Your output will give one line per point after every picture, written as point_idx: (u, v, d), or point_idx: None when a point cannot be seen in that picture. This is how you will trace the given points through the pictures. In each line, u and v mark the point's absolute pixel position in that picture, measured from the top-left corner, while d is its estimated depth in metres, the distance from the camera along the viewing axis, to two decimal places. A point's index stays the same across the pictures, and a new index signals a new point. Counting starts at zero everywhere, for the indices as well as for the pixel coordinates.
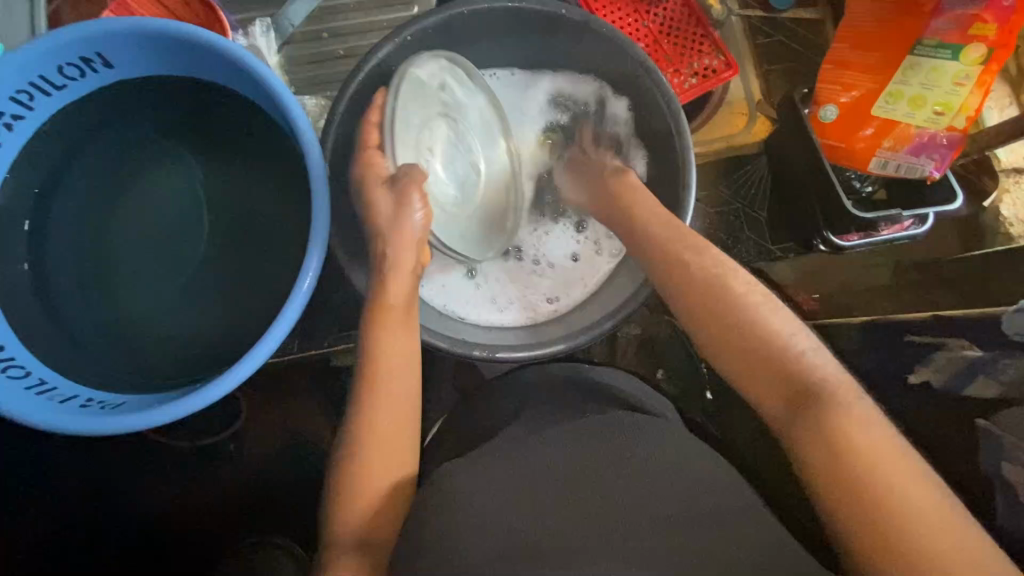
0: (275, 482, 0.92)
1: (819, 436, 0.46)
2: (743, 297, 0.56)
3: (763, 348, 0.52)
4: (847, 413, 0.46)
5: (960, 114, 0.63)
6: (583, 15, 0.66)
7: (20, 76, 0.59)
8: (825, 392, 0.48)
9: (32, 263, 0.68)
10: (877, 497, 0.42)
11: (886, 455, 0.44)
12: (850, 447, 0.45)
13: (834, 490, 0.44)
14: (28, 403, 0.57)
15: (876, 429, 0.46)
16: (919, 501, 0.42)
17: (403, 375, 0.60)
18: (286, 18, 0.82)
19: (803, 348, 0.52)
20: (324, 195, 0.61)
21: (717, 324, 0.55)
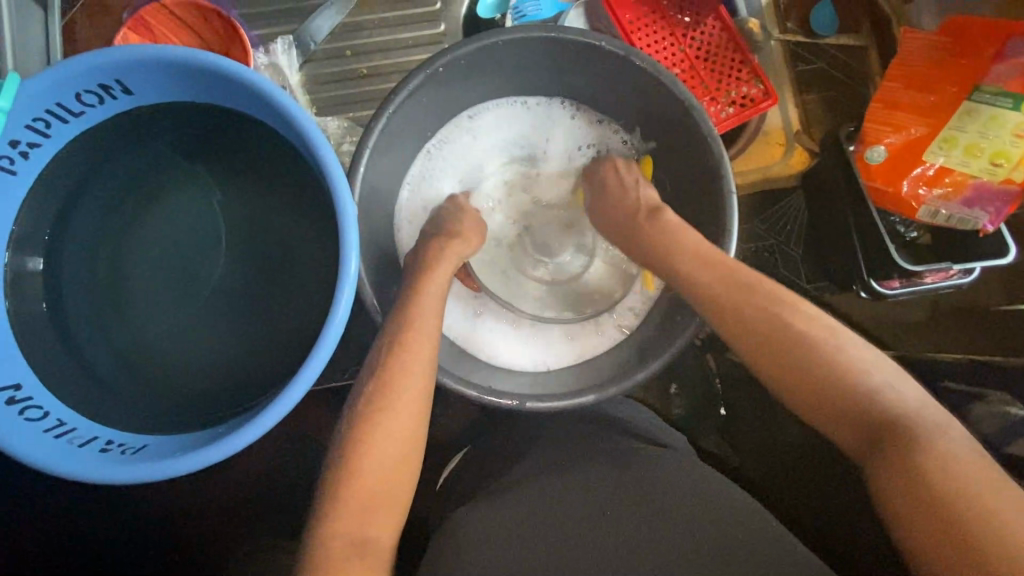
0: (280, 509, 0.89)
1: (902, 473, 0.47)
2: (817, 340, 0.55)
3: (834, 384, 0.53)
4: (941, 445, 0.47)
5: (1018, 167, 0.62)
6: (625, 48, 0.63)
7: (35, 107, 0.56)
8: (905, 428, 0.49)
9: (49, 301, 0.65)
10: (963, 533, 0.43)
11: (977, 481, 0.44)
12: (936, 481, 0.45)
13: (924, 526, 0.45)
14: (49, 450, 0.55)
15: (965, 460, 0.46)
16: (1021, 535, 0.41)
17: (419, 396, 0.60)
18: (309, 34, 0.79)
19: (878, 380, 0.53)
20: (351, 236, 0.58)
21: (779, 362, 0.56)
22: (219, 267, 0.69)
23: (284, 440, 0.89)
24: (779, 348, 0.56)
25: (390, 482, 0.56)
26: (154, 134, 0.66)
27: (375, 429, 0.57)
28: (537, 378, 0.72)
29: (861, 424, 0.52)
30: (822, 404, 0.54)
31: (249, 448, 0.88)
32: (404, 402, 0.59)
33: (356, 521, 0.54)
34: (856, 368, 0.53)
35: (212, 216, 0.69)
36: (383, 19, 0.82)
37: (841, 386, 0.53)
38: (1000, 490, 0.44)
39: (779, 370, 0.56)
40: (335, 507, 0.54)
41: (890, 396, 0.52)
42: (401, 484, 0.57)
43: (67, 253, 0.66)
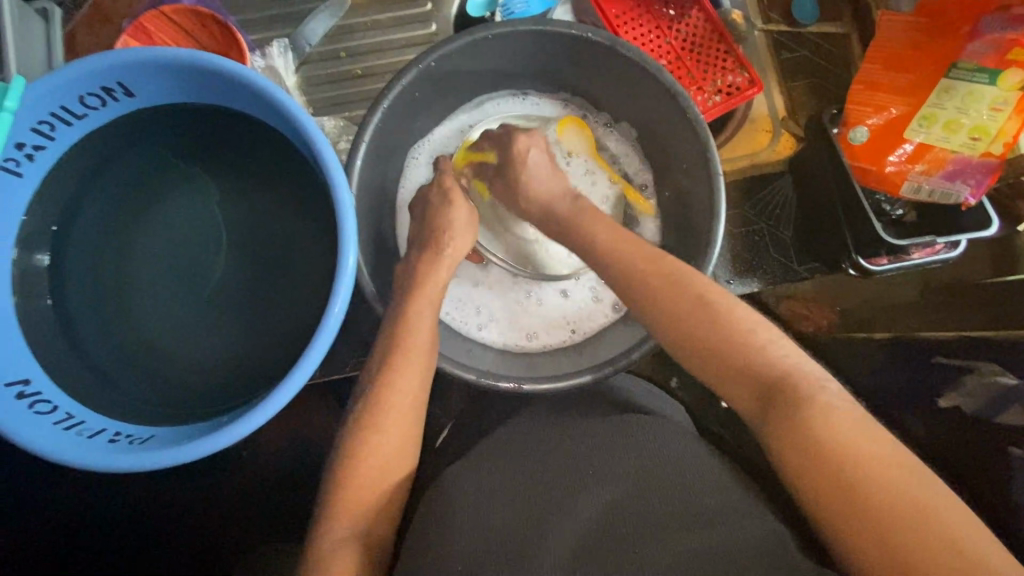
0: (284, 504, 0.90)
1: (793, 438, 0.48)
2: (717, 303, 0.56)
3: (734, 349, 0.53)
4: (816, 407, 0.48)
5: (997, 140, 0.63)
6: (610, 38, 0.65)
7: (39, 108, 0.57)
8: (794, 387, 0.50)
9: (55, 298, 0.66)
10: (860, 490, 0.44)
11: (865, 442, 0.45)
12: (827, 442, 0.46)
13: (819, 482, 0.46)
14: (57, 441, 0.56)
15: (850, 418, 0.47)
16: (898, 493, 0.42)
17: (417, 381, 0.63)
18: (304, 38, 0.82)
19: (765, 341, 0.53)
20: (349, 225, 0.60)
21: (691, 339, 0.56)
22: (219, 263, 0.71)
23: (284, 434, 0.90)
24: (686, 319, 0.56)
25: (392, 465, 0.60)
26: (155, 135, 0.68)
27: (367, 441, 0.59)
28: (532, 362, 0.74)
29: (749, 373, 0.52)
30: (724, 376, 0.54)
31: (253, 446, 0.89)
32: (405, 389, 0.62)
33: (350, 520, 0.56)
34: (743, 330, 0.54)
35: (212, 213, 0.71)
36: (375, 21, 0.84)
37: (754, 356, 0.52)
38: (872, 443, 0.45)
39: (686, 341, 0.56)
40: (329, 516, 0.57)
41: (773, 355, 0.52)
42: (403, 465, 0.61)
43: (71, 252, 0.67)
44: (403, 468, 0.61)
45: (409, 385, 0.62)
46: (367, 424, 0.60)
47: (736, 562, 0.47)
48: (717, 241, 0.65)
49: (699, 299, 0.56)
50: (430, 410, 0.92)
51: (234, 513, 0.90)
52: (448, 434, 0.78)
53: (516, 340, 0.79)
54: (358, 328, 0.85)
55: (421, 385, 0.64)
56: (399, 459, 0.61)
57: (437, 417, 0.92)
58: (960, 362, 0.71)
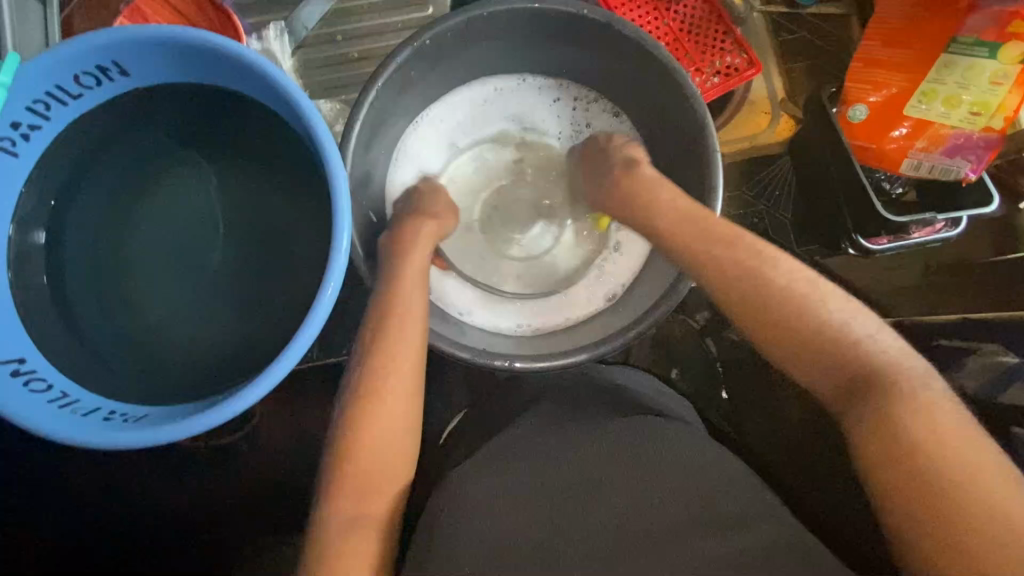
0: (292, 482, 0.92)
1: (882, 427, 0.47)
2: (807, 297, 0.55)
3: (826, 336, 0.52)
4: (918, 406, 0.47)
5: (998, 114, 0.64)
6: (606, 15, 0.65)
7: (34, 87, 0.57)
8: (891, 383, 0.49)
9: (50, 277, 0.66)
10: (951, 504, 0.42)
11: (956, 448, 0.44)
12: (918, 449, 0.45)
13: (905, 489, 0.44)
14: (50, 418, 0.56)
15: (941, 418, 0.46)
16: (994, 510, 0.41)
17: (416, 349, 0.62)
18: (300, 20, 0.81)
19: (865, 337, 0.52)
20: (347, 202, 0.59)
21: (769, 320, 0.55)
22: (217, 244, 0.71)
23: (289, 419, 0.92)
24: (769, 304, 0.55)
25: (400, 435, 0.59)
26: (154, 118, 0.68)
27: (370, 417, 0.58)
28: (521, 342, 0.73)
29: (810, 340, 0.53)
30: (809, 357, 0.53)
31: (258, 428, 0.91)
32: (402, 362, 0.61)
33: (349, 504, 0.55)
34: (833, 320, 0.53)
35: (210, 196, 0.71)
36: (373, 3, 0.84)
37: (828, 327, 0.53)
38: (965, 447, 0.44)
39: (782, 325, 0.54)
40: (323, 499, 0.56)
41: (874, 349, 0.51)
42: (406, 443, 0.59)
43: (67, 234, 0.67)
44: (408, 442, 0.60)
45: (406, 355, 0.62)
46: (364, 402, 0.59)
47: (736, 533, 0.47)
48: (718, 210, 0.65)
49: (788, 294, 0.55)
50: (431, 397, 0.91)
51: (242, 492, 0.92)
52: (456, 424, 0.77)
53: (511, 324, 0.78)
54: None
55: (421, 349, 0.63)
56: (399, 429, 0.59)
57: (439, 403, 0.91)
58: (961, 344, 0.71)
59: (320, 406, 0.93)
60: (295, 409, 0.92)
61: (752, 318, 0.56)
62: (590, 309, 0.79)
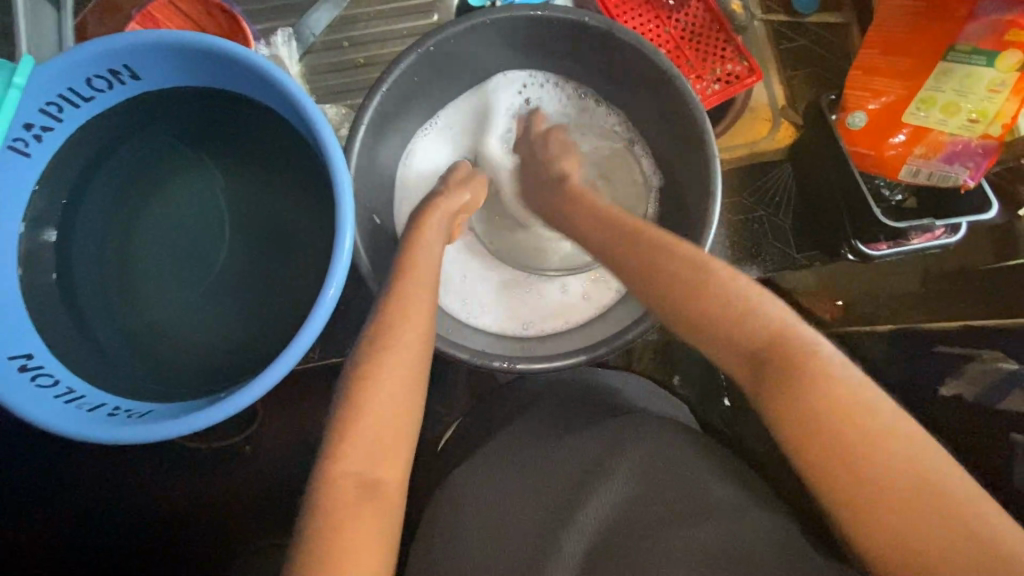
0: (294, 482, 0.93)
1: (790, 410, 0.48)
2: (710, 282, 0.56)
3: (733, 322, 0.53)
4: (817, 383, 0.48)
5: (996, 122, 0.63)
6: (606, 22, 0.66)
7: (48, 90, 0.59)
8: (788, 359, 0.50)
9: (59, 275, 0.67)
10: (870, 486, 0.44)
11: (859, 422, 0.45)
12: (824, 426, 0.46)
13: (828, 472, 0.46)
14: (56, 413, 0.57)
15: (848, 394, 0.47)
16: (907, 482, 0.43)
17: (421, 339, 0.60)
18: (308, 27, 0.83)
19: (772, 316, 0.53)
20: (350, 203, 0.60)
21: (684, 314, 0.56)
22: (222, 244, 0.72)
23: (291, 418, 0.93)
24: (684, 299, 0.56)
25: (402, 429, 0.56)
26: (163, 121, 0.70)
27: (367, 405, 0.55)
28: (521, 345, 0.74)
29: (738, 339, 0.53)
30: (723, 348, 0.54)
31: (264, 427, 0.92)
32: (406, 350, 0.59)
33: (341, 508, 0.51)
34: (737, 304, 0.54)
35: (215, 198, 0.72)
36: (379, 11, 0.85)
37: (732, 315, 0.54)
38: (876, 419, 0.45)
39: (689, 320, 0.56)
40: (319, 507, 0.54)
41: (776, 328, 0.52)
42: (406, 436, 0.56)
43: (78, 232, 0.69)
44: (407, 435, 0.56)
45: (409, 342, 0.59)
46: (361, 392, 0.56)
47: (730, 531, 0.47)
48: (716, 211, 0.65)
49: (693, 284, 0.56)
50: (431, 400, 0.92)
51: (244, 490, 0.93)
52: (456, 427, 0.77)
53: (512, 326, 0.78)
54: (357, 316, 0.84)
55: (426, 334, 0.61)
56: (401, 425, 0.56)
57: (440, 405, 0.92)
58: (962, 351, 0.71)
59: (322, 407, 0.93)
60: (296, 411, 0.93)
61: (671, 317, 0.58)
62: (590, 311, 0.79)
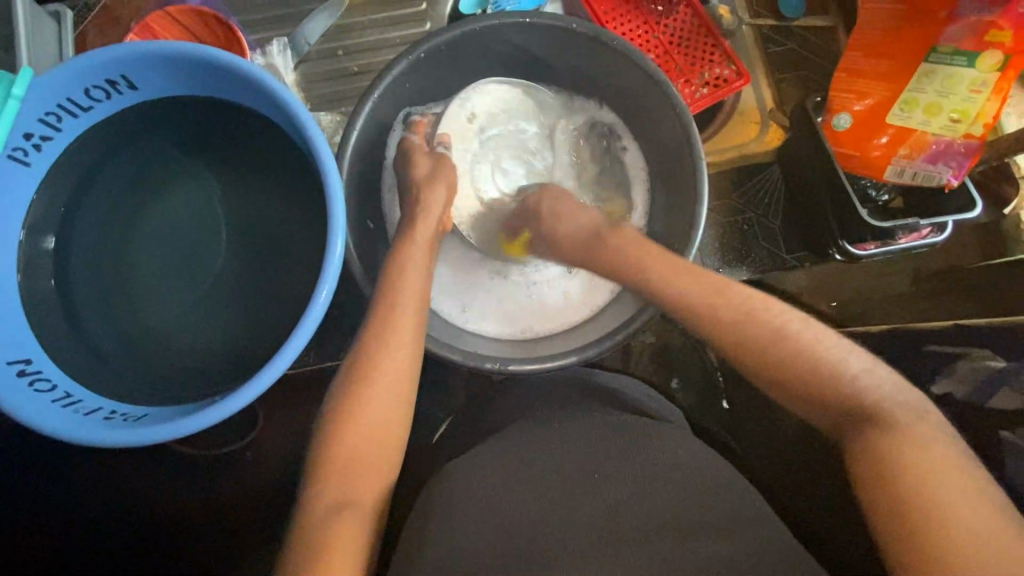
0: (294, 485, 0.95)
1: (867, 447, 0.48)
2: (799, 336, 0.55)
3: (822, 371, 0.53)
4: (900, 427, 0.47)
5: (977, 122, 0.65)
6: (593, 28, 0.67)
7: (46, 101, 0.60)
8: (880, 411, 0.49)
9: (58, 282, 0.68)
10: (925, 513, 0.42)
11: (936, 465, 0.44)
12: (899, 475, 0.45)
13: (893, 518, 0.44)
14: (53, 416, 0.58)
15: (929, 440, 0.46)
16: (965, 521, 0.41)
17: (411, 351, 0.61)
18: (302, 35, 0.84)
19: (857, 372, 0.52)
20: (342, 208, 0.61)
21: (767, 361, 0.55)
22: (219, 249, 0.73)
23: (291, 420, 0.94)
24: (766, 344, 0.55)
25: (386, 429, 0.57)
26: (160, 128, 0.71)
27: (358, 415, 0.56)
28: (512, 346, 0.74)
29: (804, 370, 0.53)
30: (800, 395, 0.54)
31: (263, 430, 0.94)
32: (394, 353, 0.60)
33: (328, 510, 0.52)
34: (825, 354, 0.54)
35: (212, 205, 0.73)
36: (372, 20, 0.87)
37: (814, 355, 0.54)
38: (948, 472, 0.44)
39: (766, 366, 0.55)
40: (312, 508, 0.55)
41: (866, 385, 0.51)
42: (394, 444, 0.57)
43: (76, 239, 0.70)
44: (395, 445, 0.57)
45: (402, 356, 0.60)
46: (355, 402, 0.57)
47: None
48: (704, 213, 0.66)
49: (778, 332, 0.55)
50: (427, 403, 0.93)
51: (245, 492, 0.95)
52: (449, 430, 0.78)
53: (503, 329, 0.79)
54: (353, 320, 0.85)
55: (416, 344, 0.62)
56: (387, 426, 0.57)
57: (437, 408, 0.93)
58: (952, 349, 0.72)
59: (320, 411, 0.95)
60: (295, 415, 0.94)
61: (735, 357, 0.57)
62: (581, 316, 0.80)
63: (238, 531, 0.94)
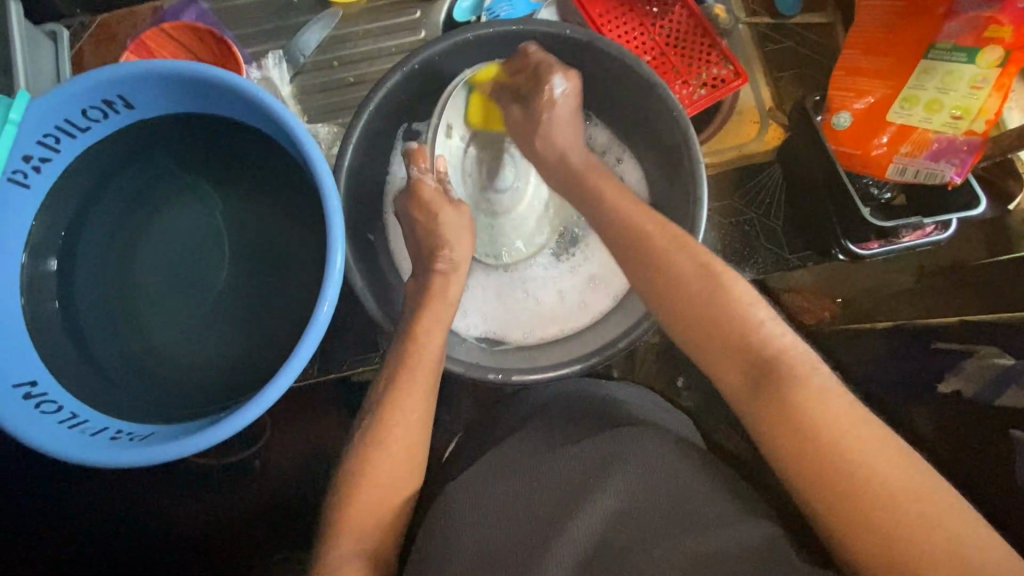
0: (302, 495, 0.95)
1: (784, 415, 0.47)
2: (727, 296, 0.54)
3: (742, 329, 0.52)
4: (809, 389, 0.47)
5: (979, 118, 0.64)
6: (587, 34, 0.67)
7: (44, 123, 0.60)
8: (785, 367, 0.49)
9: (62, 302, 0.68)
10: (852, 488, 0.43)
11: (846, 426, 0.45)
12: (818, 439, 0.45)
13: (821, 488, 0.45)
14: (60, 438, 0.58)
15: (833, 399, 0.47)
16: (878, 477, 0.43)
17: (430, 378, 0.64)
18: (298, 48, 0.84)
19: (763, 319, 0.53)
20: (340, 220, 0.61)
21: (694, 318, 0.54)
22: (222, 266, 0.73)
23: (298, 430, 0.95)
24: (688, 305, 0.55)
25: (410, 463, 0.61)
26: (158, 145, 0.71)
27: (383, 444, 0.60)
28: (516, 356, 0.74)
29: (758, 356, 0.51)
30: (716, 353, 0.53)
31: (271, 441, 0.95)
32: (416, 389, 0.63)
33: (355, 535, 0.56)
34: (741, 307, 0.53)
35: (214, 221, 0.73)
36: (366, 30, 0.86)
37: (733, 318, 0.53)
38: (857, 425, 0.46)
39: (691, 321, 0.54)
40: (336, 529, 0.56)
41: (770, 333, 0.52)
42: (415, 467, 0.61)
43: (79, 258, 0.70)
44: (416, 464, 0.62)
45: (423, 382, 0.64)
46: (376, 435, 0.60)
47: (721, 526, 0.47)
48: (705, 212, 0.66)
49: (699, 291, 0.55)
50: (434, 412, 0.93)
51: (255, 504, 0.95)
52: (455, 441, 0.78)
53: (506, 337, 0.79)
54: (357, 331, 0.85)
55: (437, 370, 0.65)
56: (404, 455, 0.60)
57: (444, 417, 0.93)
58: (959, 347, 0.70)
59: (327, 421, 0.95)
60: (301, 426, 0.95)
61: (663, 312, 0.57)
62: (583, 322, 0.79)
63: (249, 541, 0.95)
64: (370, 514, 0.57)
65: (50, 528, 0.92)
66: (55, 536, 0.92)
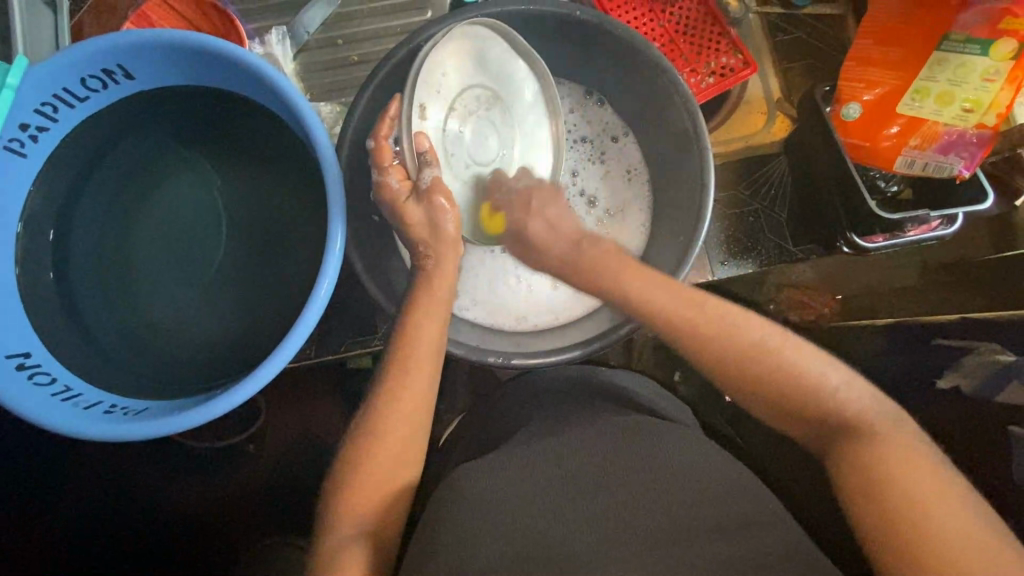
0: (297, 478, 0.95)
1: (853, 463, 0.49)
2: (780, 348, 0.55)
3: (821, 388, 0.53)
4: (884, 445, 0.48)
5: (990, 111, 0.65)
6: (598, 16, 0.66)
7: (42, 91, 0.59)
8: (863, 431, 0.50)
9: (57, 273, 0.68)
10: (923, 540, 0.43)
11: (925, 487, 0.45)
12: (891, 488, 0.46)
13: (888, 534, 0.45)
14: (53, 410, 0.57)
15: (912, 462, 0.47)
16: (948, 530, 0.43)
17: (429, 365, 0.62)
18: (302, 26, 0.82)
19: (840, 386, 0.53)
20: (340, 199, 0.60)
21: (757, 389, 0.55)
22: (221, 243, 0.72)
23: (297, 411, 0.95)
24: (761, 377, 0.55)
25: (409, 446, 0.60)
26: (156, 118, 0.70)
27: (379, 433, 0.59)
28: (519, 340, 0.73)
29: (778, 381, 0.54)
30: (790, 413, 0.55)
31: (267, 422, 0.95)
32: (417, 377, 0.62)
33: (351, 521, 0.56)
34: (813, 376, 0.54)
35: (212, 197, 0.72)
36: (372, 8, 0.85)
37: (793, 370, 0.54)
38: (932, 480, 0.46)
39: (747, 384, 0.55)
40: (334, 519, 0.56)
41: (847, 401, 0.52)
42: (412, 456, 0.60)
43: (75, 230, 0.69)
44: (413, 453, 0.61)
45: (417, 373, 0.62)
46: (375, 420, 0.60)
47: (720, 510, 0.47)
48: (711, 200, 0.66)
49: (761, 347, 0.55)
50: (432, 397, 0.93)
51: (249, 486, 0.95)
52: (452, 427, 0.78)
53: (504, 321, 0.78)
54: (355, 314, 0.84)
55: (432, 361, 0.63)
56: (407, 438, 0.60)
57: (441, 404, 0.93)
58: (962, 343, 0.71)
59: (325, 404, 0.95)
60: (298, 409, 0.95)
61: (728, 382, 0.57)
62: (578, 311, 0.78)
63: (243, 523, 0.95)
64: (367, 499, 0.57)
65: (41, 504, 0.91)
66: (45, 512, 0.91)
